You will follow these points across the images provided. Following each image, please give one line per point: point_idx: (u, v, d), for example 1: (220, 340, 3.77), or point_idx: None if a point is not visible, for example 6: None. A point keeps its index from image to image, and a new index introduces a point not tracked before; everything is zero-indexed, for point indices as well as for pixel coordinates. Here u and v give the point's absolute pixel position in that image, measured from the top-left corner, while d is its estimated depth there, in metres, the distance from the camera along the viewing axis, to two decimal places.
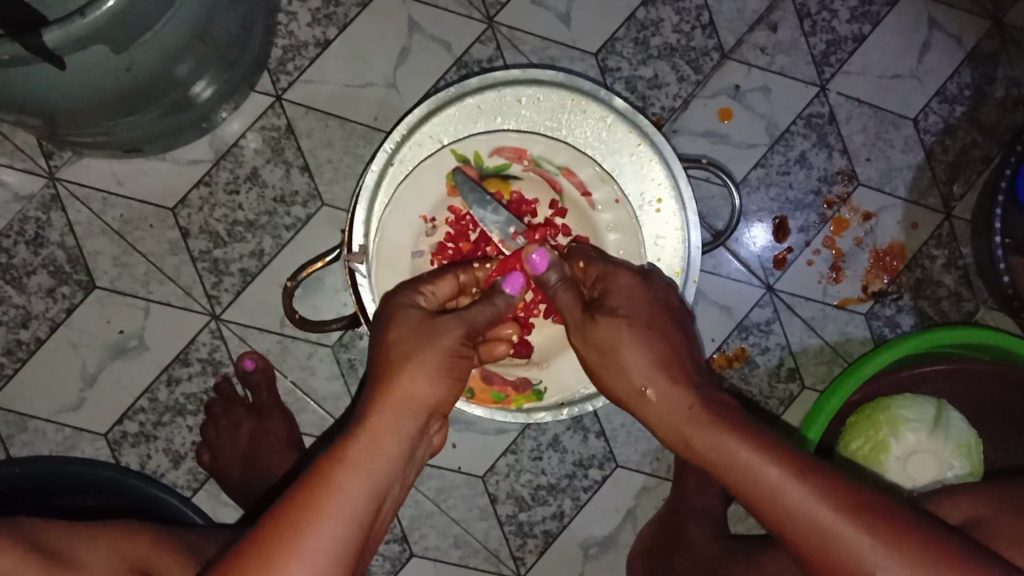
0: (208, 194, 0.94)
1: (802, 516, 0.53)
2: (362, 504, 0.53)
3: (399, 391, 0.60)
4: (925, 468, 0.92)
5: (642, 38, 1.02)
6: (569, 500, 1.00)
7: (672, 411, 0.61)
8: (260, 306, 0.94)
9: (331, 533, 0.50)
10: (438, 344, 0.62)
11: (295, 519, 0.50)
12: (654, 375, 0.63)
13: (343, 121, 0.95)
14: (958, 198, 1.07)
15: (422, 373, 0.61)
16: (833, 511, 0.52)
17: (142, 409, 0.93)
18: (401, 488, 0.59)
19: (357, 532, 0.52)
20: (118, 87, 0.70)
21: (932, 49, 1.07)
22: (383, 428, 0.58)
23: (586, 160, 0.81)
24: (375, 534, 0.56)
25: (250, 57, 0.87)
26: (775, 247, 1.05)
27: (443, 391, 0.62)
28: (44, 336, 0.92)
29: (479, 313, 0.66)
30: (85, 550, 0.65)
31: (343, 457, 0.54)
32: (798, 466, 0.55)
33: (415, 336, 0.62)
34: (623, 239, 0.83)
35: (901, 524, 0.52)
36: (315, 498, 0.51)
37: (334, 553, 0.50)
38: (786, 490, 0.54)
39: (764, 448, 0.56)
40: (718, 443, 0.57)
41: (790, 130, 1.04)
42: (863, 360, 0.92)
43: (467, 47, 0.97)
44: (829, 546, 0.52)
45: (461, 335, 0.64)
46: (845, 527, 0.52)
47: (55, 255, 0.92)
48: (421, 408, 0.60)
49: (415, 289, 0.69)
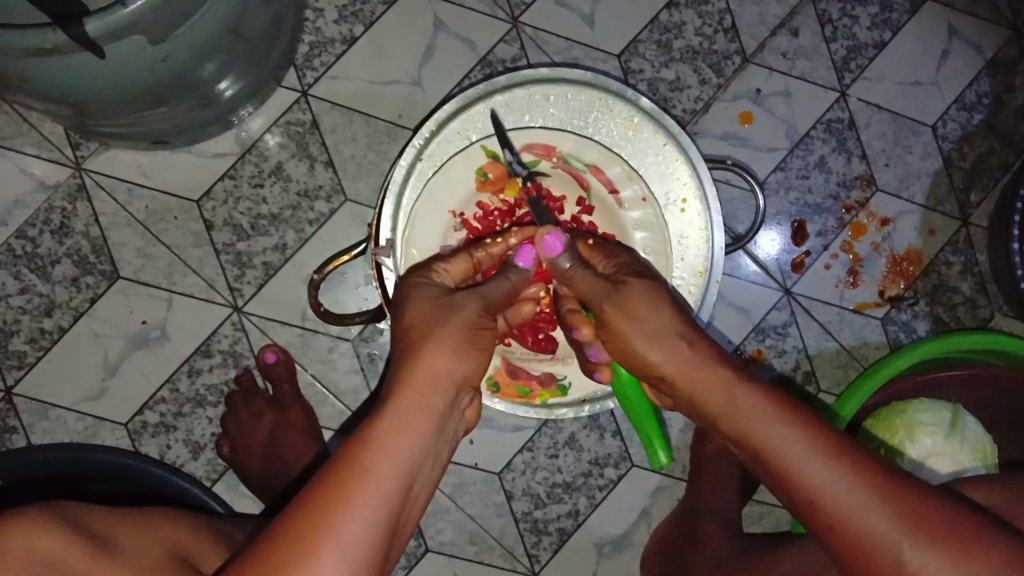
0: (232, 188, 0.94)
1: (832, 496, 0.56)
2: (398, 480, 0.54)
3: (421, 368, 0.61)
4: (942, 469, 0.93)
5: (665, 40, 1.02)
6: (584, 498, 1.00)
7: (706, 372, 0.65)
8: (282, 299, 0.94)
9: (365, 511, 0.51)
10: (451, 320, 0.65)
11: (329, 497, 0.51)
12: (684, 352, 0.67)
13: (368, 117, 0.96)
14: (975, 205, 1.08)
15: (441, 348, 0.63)
16: (859, 490, 0.56)
17: (162, 400, 0.93)
18: (436, 466, 0.60)
19: (390, 510, 0.53)
20: (152, 79, 0.71)
21: (952, 57, 1.08)
22: (411, 403, 0.59)
23: (614, 158, 0.81)
24: (410, 513, 0.57)
25: (279, 53, 0.88)
26: (793, 250, 1.05)
27: (465, 367, 0.64)
28: (68, 325, 0.92)
29: (493, 290, 0.70)
30: (122, 534, 0.66)
31: (372, 437, 0.56)
32: (831, 450, 0.58)
33: (431, 320, 0.65)
34: (649, 238, 0.84)
35: (929, 502, 0.54)
36: (347, 476, 0.52)
37: (369, 531, 0.51)
38: (811, 463, 0.58)
39: (800, 427, 0.60)
40: (759, 423, 0.62)
41: (809, 134, 1.05)
42: (879, 366, 0.93)
43: (491, 47, 0.98)
44: (853, 530, 0.55)
45: (477, 309, 0.67)
46: (870, 505, 0.55)
47: (80, 245, 0.92)
48: (447, 385, 0.62)
49: (428, 270, 0.72)
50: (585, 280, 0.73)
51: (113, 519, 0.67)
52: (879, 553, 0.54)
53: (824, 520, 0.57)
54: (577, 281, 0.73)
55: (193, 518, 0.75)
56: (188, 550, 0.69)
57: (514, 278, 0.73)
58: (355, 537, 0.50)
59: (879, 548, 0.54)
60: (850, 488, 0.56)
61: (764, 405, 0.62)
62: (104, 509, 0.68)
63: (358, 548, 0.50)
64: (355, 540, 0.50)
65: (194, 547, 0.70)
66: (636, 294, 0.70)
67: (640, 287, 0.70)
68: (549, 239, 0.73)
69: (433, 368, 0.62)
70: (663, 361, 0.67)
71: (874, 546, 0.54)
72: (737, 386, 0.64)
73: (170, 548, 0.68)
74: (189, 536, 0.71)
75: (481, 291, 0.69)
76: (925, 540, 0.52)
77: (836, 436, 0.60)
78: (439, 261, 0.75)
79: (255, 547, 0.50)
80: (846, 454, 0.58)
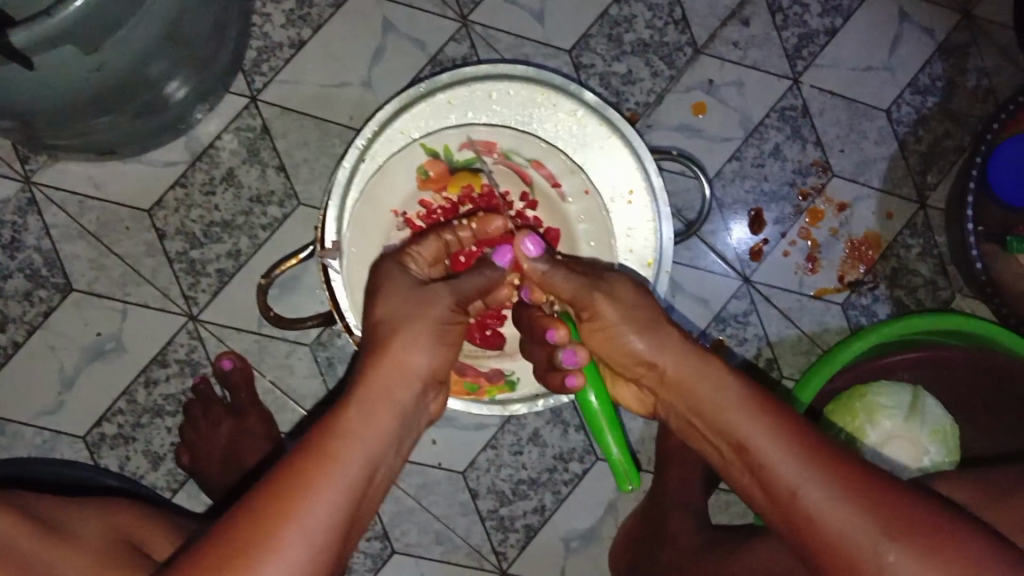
0: (184, 196, 0.94)
1: (798, 486, 0.57)
2: (364, 470, 0.55)
3: (391, 358, 0.62)
4: (901, 453, 0.93)
5: (615, 34, 1.02)
6: (549, 494, 1.00)
7: (685, 366, 0.67)
8: (238, 305, 0.94)
9: (331, 500, 0.52)
10: (427, 312, 0.64)
11: (291, 485, 0.51)
12: (671, 347, 0.68)
13: (320, 121, 0.96)
14: (932, 187, 1.08)
15: (412, 342, 0.63)
16: (829, 483, 0.55)
17: (120, 411, 0.93)
18: (398, 458, 0.61)
19: (351, 500, 0.53)
20: (90, 88, 0.71)
21: (904, 41, 1.08)
22: (380, 394, 0.60)
23: (556, 152, 0.79)
24: (369, 505, 0.57)
25: (224, 59, 0.88)
26: (751, 239, 1.06)
27: (434, 359, 0.64)
28: (22, 339, 0.92)
29: (466, 282, 0.69)
30: (73, 514, 0.70)
31: (338, 427, 0.56)
32: (802, 444, 0.59)
33: (401, 312, 0.64)
34: (592, 230, 0.83)
35: (898, 496, 0.54)
36: (314, 465, 0.53)
37: (331, 520, 0.51)
38: (779, 456, 0.58)
39: (773, 421, 0.61)
40: (733, 418, 0.62)
41: (763, 123, 1.05)
42: (835, 351, 0.93)
43: (441, 46, 0.98)
44: (819, 524, 0.55)
45: (450, 303, 0.66)
46: (835, 497, 0.55)
47: (32, 259, 0.92)
48: (415, 378, 0.62)
49: (403, 254, 0.71)
50: (563, 280, 0.72)
51: (61, 507, 0.70)
52: (850, 549, 0.53)
53: (794, 516, 0.57)
54: (553, 282, 0.72)
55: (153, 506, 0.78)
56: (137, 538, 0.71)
57: (490, 272, 0.71)
58: (319, 526, 0.50)
59: (849, 543, 0.53)
60: (817, 480, 0.56)
61: (740, 400, 0.63)
62: (53, 501, 0.71)
63: (321, 537, 0.50)
64: (319, 529, 0.50)
65: (141, 533, 0.72)
66: (621, 287, 0.73)
67: (626, 284, 0.73)
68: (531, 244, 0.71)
69: (403, 358, 0.62)
70: (656, 355, 0.69)
71: (840, 537, 0.54)
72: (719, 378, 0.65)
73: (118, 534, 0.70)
74: (138, 524, 0.73)
75: (454, 284, 0.68)
76: (898, 535, 0.52)
77: (810, 432, 0.60)
78: (411, 245, 0.74)
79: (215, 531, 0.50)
80: (817, 448, 0.58)
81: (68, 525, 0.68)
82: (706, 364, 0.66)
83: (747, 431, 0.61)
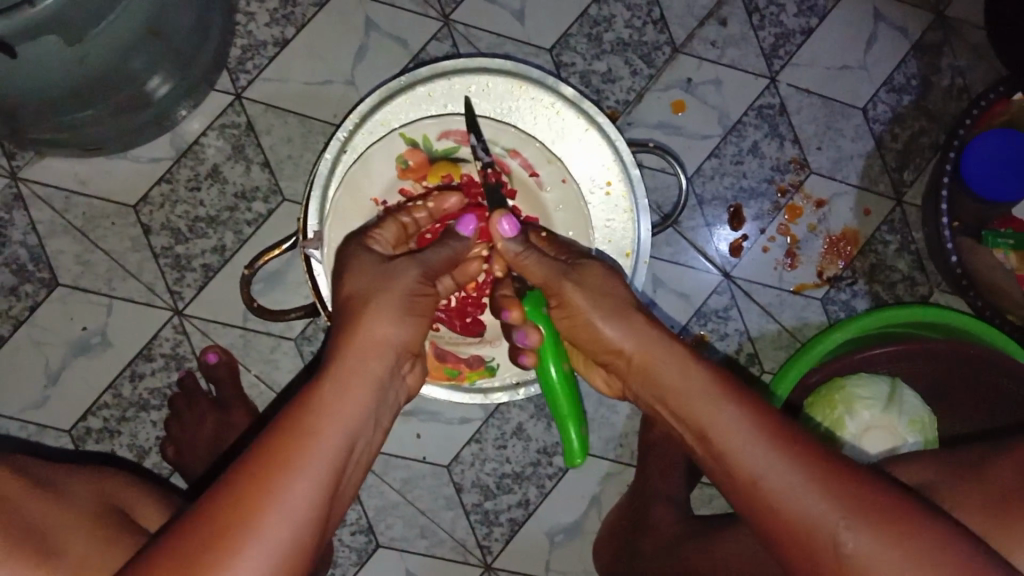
0: (169, 192, 0.95)
1: (764, 469, 0.58)
2: (341, 444, 0.56)
3: (364, 336, 0.62)
4: (880, 442, 0.94)
5: (595, 34, 1.04)
6: (534, 488, 1.01)
7: (653, 352, 0.68)
8: (223, 300, 0.95)
9: (310, 475, 0.52)
10: (394, 285, 0.66)
11: (271, 462, 0.51)
12: (640, 333, 0.69)
13: (304, 118, 0.97)
14: (908, 184, 1.10)
15: (382, 317, 0.64)
16: (792, 468, 0.57)
17: (105, 405, 0.94)
18: (374, 433, 0.61)
19: (331, 476, 0.54)
20: (73, 80, 0.72)
21: (878, 41, 1.11)
22: (355, 371, 0.60)
23: (531, 140, 0.81)
24: (348, 480, 0.58)
25: (208, 56, 0.89)
26: (731, 235, 1.07)
27: (405, 333, 0.65)
28: (7, 334, 0.92)
29: (433, 256, 0.70)
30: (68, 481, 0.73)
31: (313, 403, 0.57)
32: (769, 428, 0.60)
33: (372, 289, 0.66)
34: (570, 217, 0.84)
35: (860, 480, 0.55)
36: (293, 442, 0.53)
37: (314, 497, 0.52)
38: (746, 440, 0.60)
39: (740, 405, 0.62)
40: (702, 404, 0.63)
41: (741, 121, 1.07)
42: (812, 344, 0.96)
43: (424, 44, 1.00)
44: (785, 507, 0.56)
45: (417, 277, 0.67)
46: (800, 479, 0.56)
47: (17, 254, 0.93)
48: (390, 354, 0.63)
49: (366, 238, 0.73)
50: (533, 263, 0.73)
51: (59, 473, 0.73)
52: (810, 531, 0.54)
53: (757, 498, 0.58)
54: (524, 264, 0.73)
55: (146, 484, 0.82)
56: (129, 506, 0.75)
57: (455, 245, 0.72)
58: (298, 503, 0.51)
59: (809, 525, 0.55)
60: (784, 463, 0.57)
61: (708, 385, 0.64)
62: (52, 466, 0.74)
63: (303, 512, 0.51)
64: (299, 506, 0.51)
65: (133, 502, 0.76)
66: (591, 274, 0.73)
67: (597, 270, 0.74)
68: (505, 224, 0.72)
69: (375, 334, 0.63)
70: (625, 340, 0.69)
71: (803, 518, 0.55)
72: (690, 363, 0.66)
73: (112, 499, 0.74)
74: (131, 494, 0.77)
75: (420, 258, 0.69)
76: (857, 518, 0.53)
77: (778, 418, 0.62)
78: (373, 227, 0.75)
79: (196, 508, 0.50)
80: (783, 434, 0.60)
81: (64, 485, 0.72)
82: (677, 351, 0.68)
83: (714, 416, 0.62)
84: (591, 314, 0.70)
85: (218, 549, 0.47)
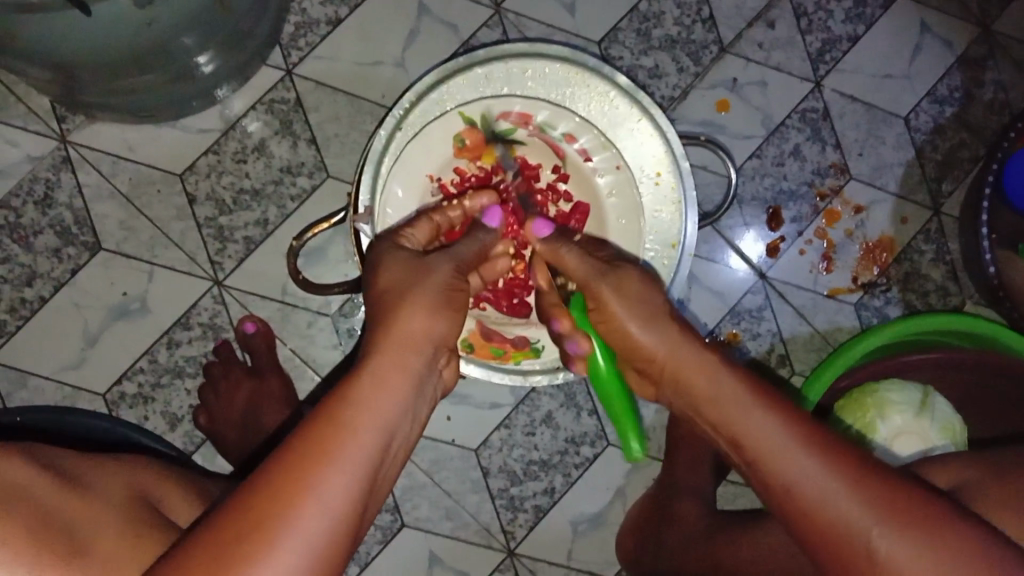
0: (215, 162, 0.95)
1: (797, 475, 0.57)
2: (377, 438, 0.54)
3: (399, 332, 0.61)
4: (911, 449, 0.94)
5: (644, 29, 1.05)
6: (560, 477, 1.01)
7: (680, 353, 0.67)
8: (263, 273, 0.95)
9: (348, 468, 0.51)
10: (426, 279, 0.66)
11: (305, 451, 0.50)
12: (672, 337, 0.68)
13: (352, 97, 0.97)
14: (947, 195, 1.10)
15: (417, 313, 0.63)
16: (829, 476, 0.56)
17: (141, 370, 0.94)
18: (413, 426, 0.60)
19: (368, 469, 0.52)
20: (135, 44, 0.73)
21: (924, 52, 1.11)
22: (391, 365, 0.59)
23: (588, 126, 0.84)
24: (386, 474, 0.56)
25: (263, 31, 0.90)
26: (769, 236, 1.07)
27: (442, 327, 0.64)
28: (49, 295, 0.93)
29: (462, 249, 0.72)
30: (98, 475, 0.65)
31: (350, 396, 0.55)
32: (800, 433, 0.59)
33: (407, 282, 0.65)
34: (622, 206, 0.86)
35: (893, 486, 0.55)
36: (327, 434, 0.52)
37: (349, 487, 0.50)
38: (778, 446, 0.59)
39: (770, 408, 0.62)
40: (732, 408, 0.63)
41: (784, 123, 1.08)
42: (854, 342, 0.94)
43: (474, 30, 1.00)
44: (818, 514, 0.56)
45: (451, 270, 0.68)
46: (835, 487, 0.55)
47: (63, 216, 0.93)
48: (425, 348, 0.62)
49: (398, 235, 0.72)
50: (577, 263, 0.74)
51: (89, 464, 0.66)
52: (846, 537, 0.54)
53: (789, 504, 0.58)
54: (563, 258, 0.75)
55: (177, 472, 0.75)
56: (157, 495, 0.69)
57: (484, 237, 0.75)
58: (334, 494, 0.49)
59: (845, 532, 0.54)
60: (818, 469, 0.57)
61: (742, 393, 0.63)
62: (76, 456, 0.66)
63: (338, 505, 0.50)
64: (336, 498, 0.50)
65: (162, 490, 0.70)
66: (626, 280, 0.71)
67: (630, 271, 0.73)
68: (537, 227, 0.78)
69: (412, 330, 0.62)
70: (656, 346, 0.68)
71: (837, 527, 0.55)
72: (719, 365, 0.65)
73: (140, 491, 0.67)
74: (161, 481, 0.71)
75: (454, 253, 0.70)
76: (894, 526, 0.53)
77: (808, 421, 0.61)
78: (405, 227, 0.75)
79: (232, 500, 0.49)
80: (814, 438, 0.59)
81: (89, 480, 0.64)
82: (705, 352, 0.66)
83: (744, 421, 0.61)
84: (624, 318, 0.69)
85: (253, 539, 0.47)
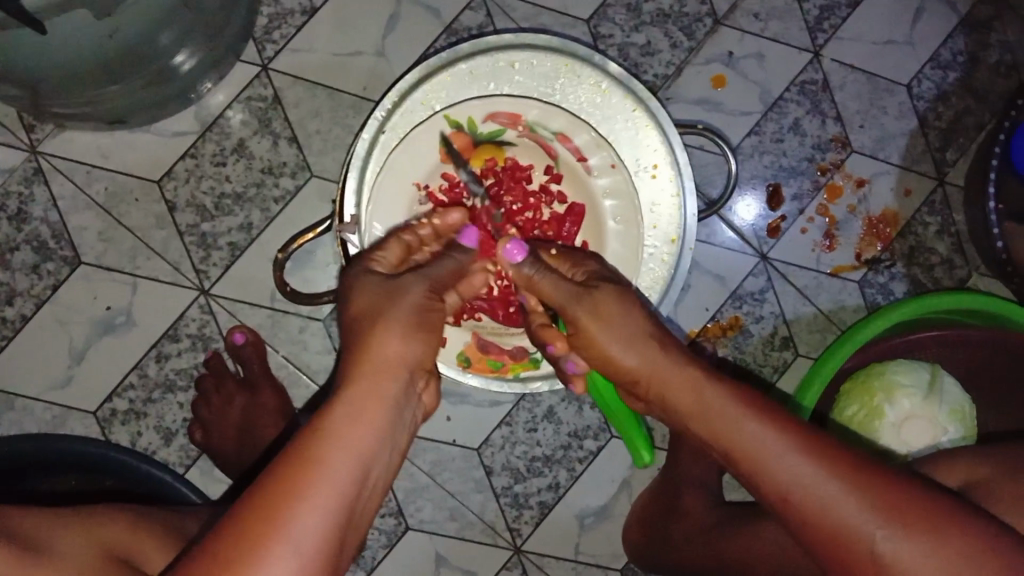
0: (194, 166, 0.92)
1: (797, 485, 0.55)
2: (353, 470, 0.51)
3: (372, 358, 0.58)
4: (920, 433, 0.92)
5: (634, 4, 1.00)
6: (564, 471, 1.00)
7: (663, 367, 0.63)
8: (249, 279, 0.92)
9: (317, 506, 0.48)
10: (402, 301, 0.62)
11: (275, 490, 0.48)
12: (653, 352, 0.64)
13: (332, 91, 0.93)
14: (951, 164, 1.06)
15: (389, 334, 0.59)
16: (828, 480, 0.54)
17: (131, 385, 0.92)
18: (393, 457, 0.56)
19: (344, 507, 0.50)
20: (98, 55, 0.69)
21: (926, 15, 1.06)
22: (364, 395, 0.56)
23: (582, 124, 0.81)
24: (367, 507, 0.53)
25: (235, 28, 0.85)
26: (768, 215, 1.04)
27: (418, 351, 0.60)
28: (30, 313, 0.90)
29: (437, 269, 0.68)
30: (65, 537, 0.62)
31: (325, 429, 0.52)
32: (796, 438, 0.57)
33: (379, 303, 0.62)
34: (620, 206, 0.84)
35: (901, 487, 0.53)
36: (296, 470, 0.49)
37: (323, 528, 0.48)
38: (771, 455, 0.56)
39: (762, 415, 0.59)
40: (723, 420, 0.59)
41: (783, 97, 1.04)
42: (904, 304, 0.90)
43: (457, 14, 0.95)
44: (824, 520, 0.53)
45: (424, 290, 0.64)
46: (839, 495, 0.53)
47: (39, 231, 0.90)
48: (401, 371, 0.59)
49: (367, 260, 0.67)
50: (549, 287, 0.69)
51: (58, 526, 0.63)
52: (848, 541, 0.52)
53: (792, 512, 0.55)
54: (540, 286, 0.69)
55: (143, 514, 0.71)
56: (126, 552, 0.65)
57: (457, 255, 0.71)
58: (307, 534, 0.47)
59: (847, 535, 0.52)
60: (820, 476, 0.54)
61: (728, 401, 0.60)
62: (40, 511, 0.64)
63: (310, 546, 0.47)
64: (308, 538, 0.47)
65: (134, 547, 0.66)
66: (607, 297, 0.67)
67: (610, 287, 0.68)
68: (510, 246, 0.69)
69: (387, 356, 0.58)
70: (637, 364, 0.64)
71: (845, 535, 0.52)
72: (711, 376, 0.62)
73: (105, 548, 0.64)
74: (129, 536, 0.67)
75: (423, 271, 0.66)
76: (899, 527, 0.51)
77: (801, 424, 0.58)
78: (374, 249, 0.70)
79: (200, 548, 0.47)
80: (811, 442, 0.56)
81: (53, 545, 0.61)
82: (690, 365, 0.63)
83: (732, 433, 0.58)
84: (604, 342, 0.65)
85: None
